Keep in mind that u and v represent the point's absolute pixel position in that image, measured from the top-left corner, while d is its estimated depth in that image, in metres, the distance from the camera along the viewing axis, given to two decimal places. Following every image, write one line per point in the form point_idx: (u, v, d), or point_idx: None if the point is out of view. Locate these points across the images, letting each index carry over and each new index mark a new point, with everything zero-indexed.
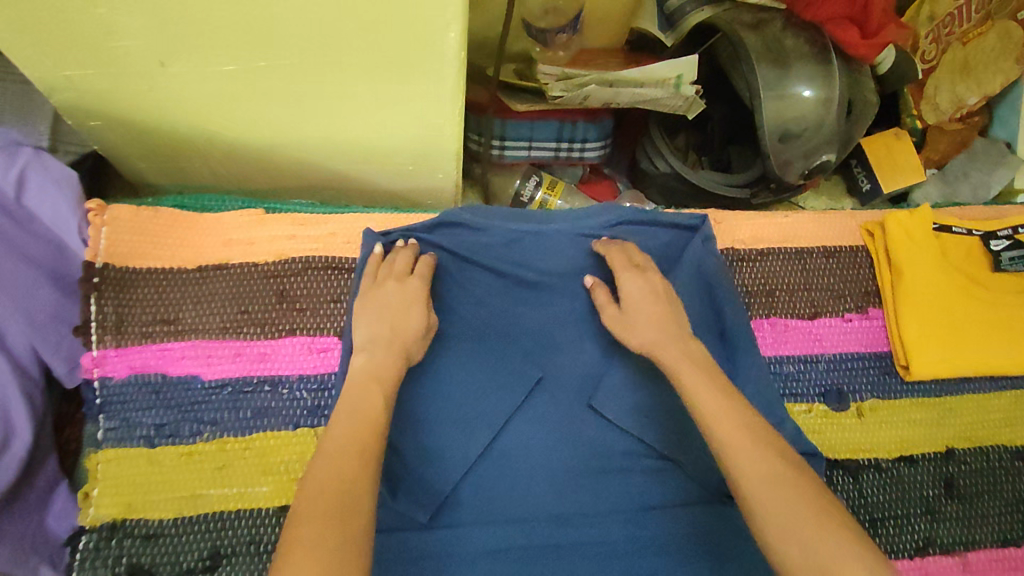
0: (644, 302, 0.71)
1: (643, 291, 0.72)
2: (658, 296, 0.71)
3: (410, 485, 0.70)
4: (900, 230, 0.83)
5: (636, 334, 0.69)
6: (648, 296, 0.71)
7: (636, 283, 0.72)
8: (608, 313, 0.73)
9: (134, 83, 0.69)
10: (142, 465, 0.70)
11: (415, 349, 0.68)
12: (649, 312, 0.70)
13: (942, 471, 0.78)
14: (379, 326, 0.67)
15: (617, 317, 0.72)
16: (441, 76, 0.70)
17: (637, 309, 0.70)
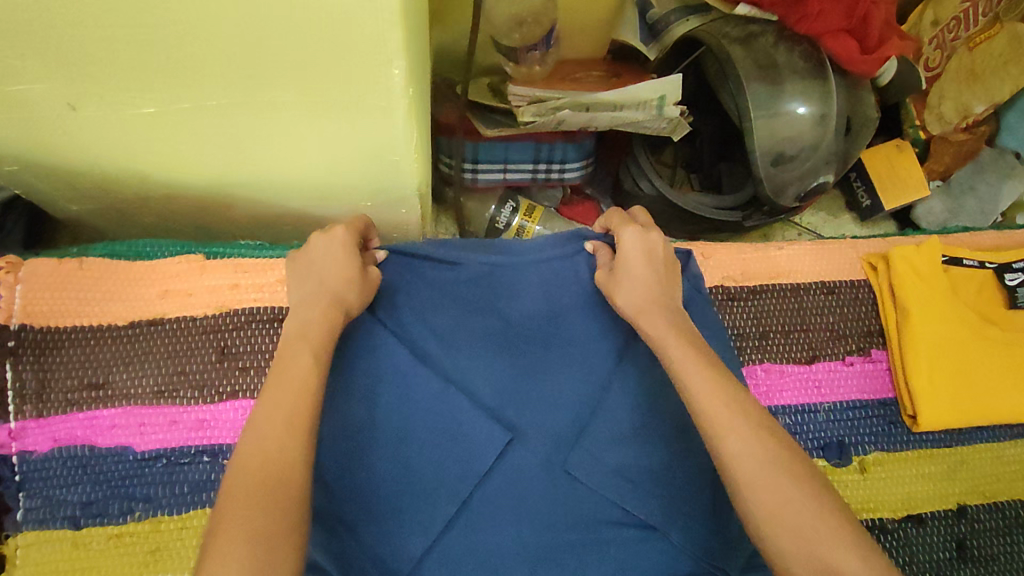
0: (636, 261, 0.66)
1: (637, 249, 0.67)
2: (652, 261, 0.66)
3: (364, 567, 0.62)
4: (905, 264, 0.76)
5: (625, 295, 0.65)
6: (641, 257, 0.66)
7: (632, 239, 0.67)
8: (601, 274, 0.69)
9: (48, 130, 0.65)
10: (67, 550, 0.64)
11: (349, 296, 0.61)
12: (641, 273, 0.65)
13: (954, 532, 0.71)
14: (309, 282, 0.61)
15: (608, 278, 0.68)
16: (389, 110, 0.64)
17: (629, 271, 0.66)
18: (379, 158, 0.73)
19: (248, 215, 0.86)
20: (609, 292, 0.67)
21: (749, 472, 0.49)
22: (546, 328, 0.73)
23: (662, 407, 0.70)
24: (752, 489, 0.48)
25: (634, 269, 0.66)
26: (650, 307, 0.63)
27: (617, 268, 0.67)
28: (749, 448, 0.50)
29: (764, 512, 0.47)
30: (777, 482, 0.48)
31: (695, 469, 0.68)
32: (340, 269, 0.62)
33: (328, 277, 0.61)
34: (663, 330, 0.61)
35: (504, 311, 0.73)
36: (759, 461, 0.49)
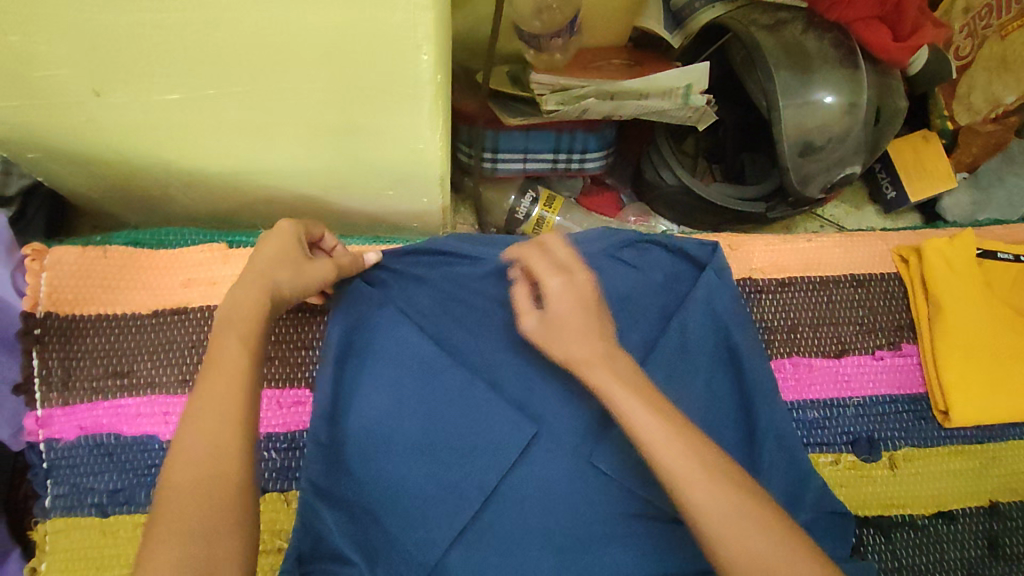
0: (565, 310, 0.57)
1: (569, 302, 0.58)
2: (587, 306, 0.58)
3: (391, 558, 0.62)
4: (938, 256, 0.74)
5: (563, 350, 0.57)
6: (573, 308, 0.58)
7: (561, 294, 0.58)
8: (534, 326, 0.59)
9: (69, 115, 0.65)
10: (96, 537, 0.64)
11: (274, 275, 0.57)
12: (576, 325, 0.57)
13: (986, 528, 0.70)
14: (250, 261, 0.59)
15: (543, 331, 0.59)
16: (415, 98, 0.63)
17: (562, 323, 0.57)
18: (404, 148, 0.72)
19: (266, 205, 0.85)
20: (550, 344, 0.58)
21: (719, 513, 0.46)
22: None
23: (689, 400, 0.69)
24: (720, 526, 0.46)
25: (567, 319, 0.57)
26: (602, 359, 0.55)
27: (548, 321, 0.58)
28: (720, 492, 0.47)
29: (744, 553, 0.45)
30: (749, 522, 0.45)
31: None
32: (273, 254, 0.58)
33: (261, 265, 0.57)
34: (599, 368, 0.55)
35: None
36: (730, 503, 0.46)
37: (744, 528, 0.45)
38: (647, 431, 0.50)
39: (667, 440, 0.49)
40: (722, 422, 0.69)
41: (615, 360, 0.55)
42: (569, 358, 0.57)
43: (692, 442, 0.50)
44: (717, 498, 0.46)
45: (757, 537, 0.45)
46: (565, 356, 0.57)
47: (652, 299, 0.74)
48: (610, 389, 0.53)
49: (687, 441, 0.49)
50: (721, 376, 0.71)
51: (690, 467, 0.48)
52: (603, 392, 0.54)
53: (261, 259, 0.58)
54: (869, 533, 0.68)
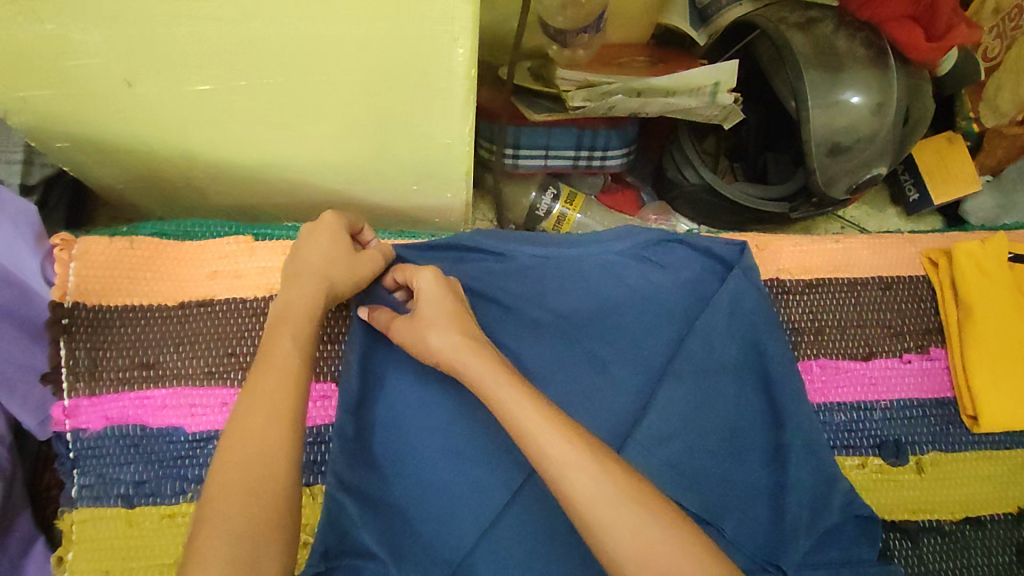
0: (430, 297, 0.60)
1: (433, 289, 0.61)
2: (451, 292, 0.61)
3: (416, 553, 0.62)
4: (969, 260, 0.74)
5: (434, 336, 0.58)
6: (439, 295, 0.60)
7: (425, 286, 0.61)
8: (399, 322, 0.61)
9: (99, 105, 0.65)
10: (121, 528, 0.64)
11: (335, 274, 0.61)
12: (436, 312, 0.59)
13: (1013, 536, 0.69)
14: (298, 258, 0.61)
15: (407, 325, 0.61)
16: (447, 92, 0.63)
17: (425, 307, 0.60)
18: (431, 142, 0.71)
19: (289, 199, 0.85)
20: (416, 337, 0.59)
21: (595, 502, 0.46)
22: (593, 317, 0.72)
23: (715, 399, 0.69)
24: (595, 513, 0.46)
25: (427, 305, 0.60)
26: (459, 344, 0.57)
27: (415, 313, 0.60)
28: (588, 481, 0.47)
29: (617, 546, 0.45)
30: (650, 519, 0.46)
31: (743, 462, 0.67)
32: (328, 253, 0.61)
33: (318, 265, 0.60)
34: (449, 350, 0.57)
35: (553, 301, 0.72)
36: (598, 490, 0.47)
37: (616, 517, 0.46)
38: (508, 413, 0.52)
39: (538, 424, 0.50)
40: (749, 423, 0.69)
41: (477, 346, 0.57)
42: (433, 349, 0.58)
43: (564, 425, 0.50)
44: (609, 499, 0.47)
45: (664, 534, 0.46)
46: (429, 345, 0.58)
47: (678, 297, 0.73)
48: (467, 374, 0.56)
49: (564, 429, 0.50)
50: (748, 377, 0.70)
51: (558, 448, 0.49)
52: (465, 377, 0.56)
53: (313, 256, 0.61)
54: (895, 537, 0.68)
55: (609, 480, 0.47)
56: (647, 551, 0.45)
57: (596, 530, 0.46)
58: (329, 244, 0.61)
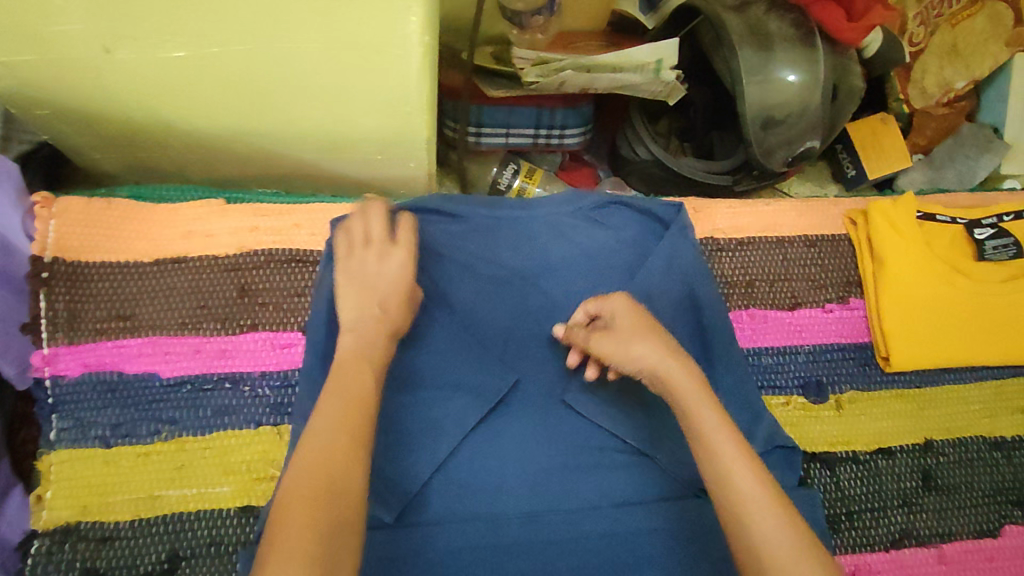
0: (625, 316, 0.64)
1: (628, 308, 0.65)
2: (642, 314, 0.65)
3: (377, 484, 0.67)
4: (883, 217, 0.81)
5: (633, 357, 0.60)
6: (633, 315, 0.64)
7: (622, 302, 0.65)
8: (598, 341, 0.64)
9: (78, 71, 0.68)
10: (99, 467, 0.67)
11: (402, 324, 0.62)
12: (634, 326, 0.63)
13: (920, 462, 0.76)
14: (368, 303, 0.61)
15: (609, 341, 0.63)
16: (405, 59, 0.67)
17: (620, 324, 0.63)
18: (392, 112, 0.76)
19: (262, 169, 0.89)
20: (619, 351, 0.61)
21: (781, 555, 0.47)
22: (545, 271, 0.78)
23: None
24: (779, 564, 0.47)
25: (625, 323, 0.63)
26: (665, 361, 0.59)
27: (613, 331, 0.63)
28: (777, 530, 0.49)
29: None
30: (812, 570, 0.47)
31: None
32: (399, 290, 0.62)
33: (384, 302, 0.62)
34: (650, 363, 0.59)
35: (507, 259, 0.78)
36: (777, 526, 0.49)
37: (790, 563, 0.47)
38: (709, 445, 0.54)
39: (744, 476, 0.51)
40: None
41: (676, 361, 0.59)
42: (637, 360, 0.60)
43: (755, 465, 0.53)
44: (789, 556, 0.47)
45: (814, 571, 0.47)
46: (632, 355, 0.60)
47: (622, 255, 0.80)
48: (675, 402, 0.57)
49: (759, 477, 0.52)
50: (684, 326, 0.77)
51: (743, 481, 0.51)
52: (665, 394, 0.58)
53: (378, 280, 0.62)
54: (816, 467, 0.74)
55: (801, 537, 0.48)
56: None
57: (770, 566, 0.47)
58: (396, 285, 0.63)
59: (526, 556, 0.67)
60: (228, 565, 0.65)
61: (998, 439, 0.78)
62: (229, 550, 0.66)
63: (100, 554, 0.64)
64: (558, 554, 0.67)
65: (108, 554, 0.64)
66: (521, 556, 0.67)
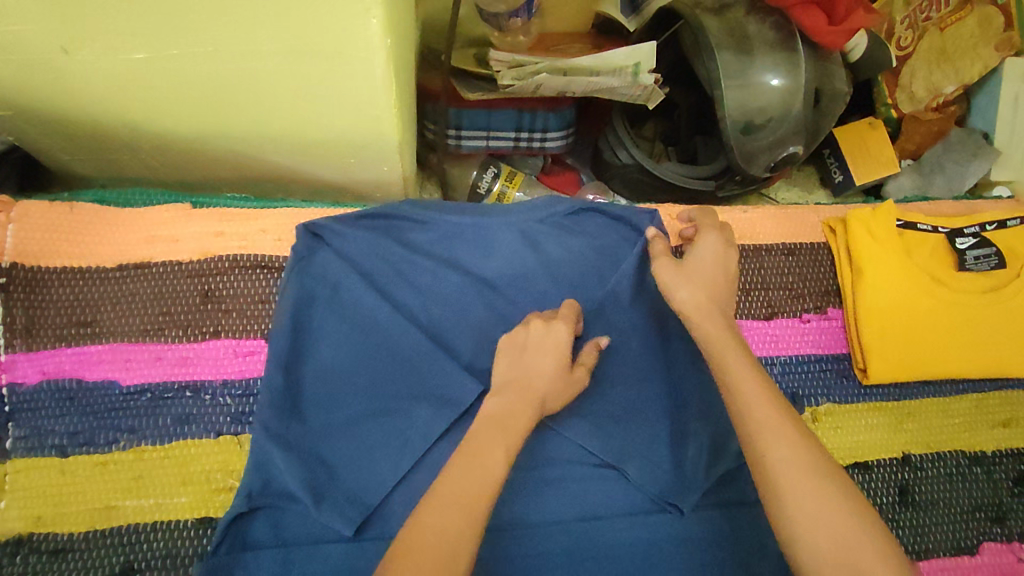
0: (705, 257, 0.67)
1: (712, 253, 0.68)
2: (723, 263, 0.68)
3: (337, 496, 0.66)
4: (861, 226, 0.80)
5: (683, 291, 0.64)
6: (715, 260, 0.67)
7: (709, 245, 0.69)
8: (662, 262, 0.67)
9: (37, 72, 0.66)
10: (55, 476, 0.66)
11: (547, 396, 0.61)
12: (702, 270, 0.66)
13: (896, 477, 0.74)
14: (520, 368, 0.61)
15: (671, 268, 0.66)
16: (369, 63, 0.65)
17: (695, 260, 0.67)
18: (360, 115, 0.74)
19: (234, 172, 0.88)
20: (667, 283, 0.65)
21: (781, 466, 0.50)
22: (515, 279, 0.77)
23: (625, 355, 0.74)
24: (778, 475, 0.49)
25: (700, 263, 0.67)
26: (704, 305, 0.62)
27: (683, 262, 0.67)
28: (781, 449, 0.50)
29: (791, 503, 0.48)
30: (816, 492, 0.48)
31: (653, 414, 0.72)
32: (551, 361, 0.62)
33: (534, 369, 0.62)
34: (694, 305, 0.63)
35: (477, 266, 0.77)
36: (785, 452, 0.50)
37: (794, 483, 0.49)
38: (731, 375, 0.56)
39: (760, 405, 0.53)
40: (659, 376, 0.74)
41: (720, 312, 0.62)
42: (680, 296, 0.63)
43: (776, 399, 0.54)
44: (795, 480, 0.49)
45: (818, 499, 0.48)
46: (680, 288, 0.64)
47: (595, 263, 0.78)
48: (701, 333, 0.61)
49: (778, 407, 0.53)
50: (655, 336, 0.76)
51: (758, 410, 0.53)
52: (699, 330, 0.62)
53: (540, 349, 0.63)
54: None
55: (803, 456, 0.50)
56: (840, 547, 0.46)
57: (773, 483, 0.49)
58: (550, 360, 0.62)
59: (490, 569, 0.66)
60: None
61: (977, 454, 0.76)
62: (186, 563, 0.65)
63: (52, 566, 0.63)
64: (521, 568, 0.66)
65: (61, 566, 0.63)
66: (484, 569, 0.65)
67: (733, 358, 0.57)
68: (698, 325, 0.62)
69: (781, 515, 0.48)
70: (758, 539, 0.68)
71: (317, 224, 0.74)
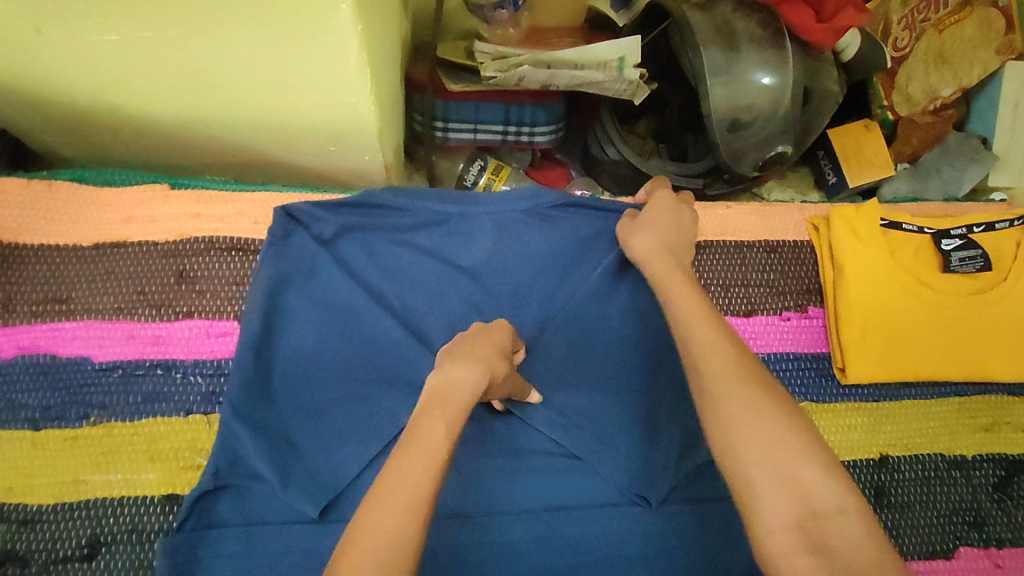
0: (658, 210, 0.71)
1: (665, 205, 0.71)
2: (678, 217, 0.71)
3: (302, 478, 0.65)
4: (845, 223, 0.78)
5: (636, 242, 0.68)
6: (666, 210, 0.71)
7: (662, 198, 0.72)
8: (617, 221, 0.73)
9: (17, 52, 0.68)
10: (26, 450, 0.67)
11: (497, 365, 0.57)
12: (655, 221, 0.70)
13: (873, 478, 0.73)
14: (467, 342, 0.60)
15: (625, 226, 0.72)
16: (340, 45, 0.65)
17: (648, 214, 0.71)
18: (337, 100, 0.74)
19: (218, 156, 0.89)
20: (625, 237, 0.71)
21: (715, 376, 0.51)
22: (492, 269, 0.76)
23: (596, 345, 0.74)
24: (710, 381, 0.51)
25: (651, 215, 0.71)
26: (655, 251, 0.66)
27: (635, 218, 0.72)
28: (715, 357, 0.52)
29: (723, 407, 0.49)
30: (747, 394, 0.49)
31: (623, 406, 0.71)
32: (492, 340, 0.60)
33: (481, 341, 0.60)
34: (647, 251, 0.67)
35: (453, 255, 0.77)
36: (719, 360, 0.52)
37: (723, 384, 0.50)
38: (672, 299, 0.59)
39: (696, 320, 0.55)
40: (631, 368, 0.73)
41: (670, 253, 0.66)
42: (633, 244, 0.68)
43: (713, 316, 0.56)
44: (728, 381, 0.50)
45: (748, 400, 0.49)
46: (634, 240, 0.69)
47: (573, 255, 0.77)
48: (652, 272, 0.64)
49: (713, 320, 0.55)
50: (629, 327, 0.75)
51: (695, 326, 0.55)
52: (651, 269, 0.65)
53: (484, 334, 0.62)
54: None
55: (734, 361, 0.51)
56: (768, 456, 0.46)
57: (707, 390, 0.51)
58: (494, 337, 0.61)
59: (454, 558, 0.64)
60: (149, 552, 0.64)
61: (958, 457, 0.74)
62: (152, 538, 0.65)
63: (20, 537, 0.63)
64: (485, 557, 0.65)
65: (28, 537, 0.63)
66: (450, 558, 0.64)
67: (678, 288, 0.60)
68: (649, 267, 0.65)
69: (713, 413, 0.50)
70: (730, 534, 0.67)
71: (290, 208, 0.73)
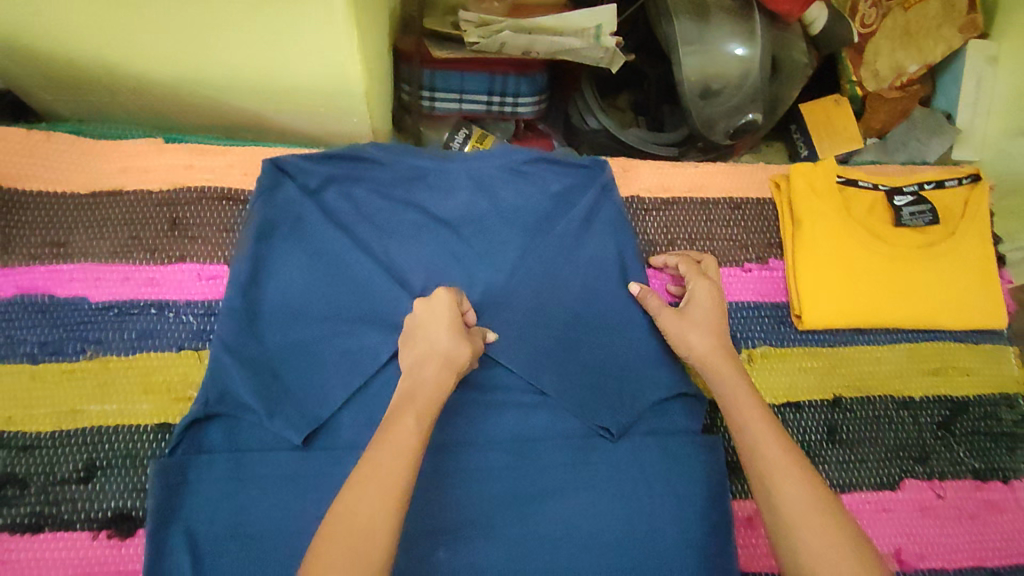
0: (704, 303, 0.73)
1: (709, 292, 0.74)
2: (721, 309, 0.73)
3: (287, 409, 0.69)
4: (804, 179, 0.83)
5: (692, 341, 0.69)
6: (712, 301, 0.73)
7: (703, 285, 0.74)
8: (666, 313, 0.73)
9: (20, 9, 0.71)
10: (25, 381, 0.70)
11: (460, 353, 0.61)
12: (704, 319, 0.71)
13: (826, 417, 0.77)
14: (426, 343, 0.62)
15: (675, 318, 0.72)
16: (330, 7, 0.68)
17: (695, 310, 0.72)
18: (326, 61, 0.78)
19: (210, 116, 0.93)
20: (676, 333, 0.71)
21: (794, 507, 0.54)
22: (469, 219, 0.81)
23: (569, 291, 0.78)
24: (788, 511, 0.54)
25: (698, 309, 0.72)
26: (715, 357, 0.68)
27: (681, 312, 0.72)
28: (794, 486, 0.55)
29: (798, 532, 0.53)
30: (819, 519, 0.53)
31: (593, 348, 0.76)
32: (445, 317, 0.64)
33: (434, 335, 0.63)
34: (705, 352, 0.68)
35: (433, 205, 0.81)
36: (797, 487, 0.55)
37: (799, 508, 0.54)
38: (743, 420, 0.62)
39: (770, 447, 0.58)
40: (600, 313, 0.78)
41: (727, 352, 0.68)
42: (691, 343, 0.69)
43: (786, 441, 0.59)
44: (797, 503, 0.54)
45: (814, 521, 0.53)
46: (689, 339, 0.69)
47: (547, 208, 0.82)
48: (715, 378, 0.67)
49: (781, 439, 0.59)
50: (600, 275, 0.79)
51: (769, 450, 0.58)
52: (711, 373, 0.67)
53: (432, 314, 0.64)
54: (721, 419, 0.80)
55: (804, 484, 0.55)
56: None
57: (783, 517, 0.54)
58: (444, 317, 0.64)
59: (428, 483, 0.68)
60: (142, 476, 0.68)
61: (907, 399, 0.79)
62: (145, 462, 0.69)
63: (20, 461, 0.67)
64: (457, 483, 0.69)
65: (28, 461, 0.67)
66: (425, 483, 0.68)
67: (747, 403, 0.63)
68: (711, 374, 0.67)
69: (790, 539, 0.53)
70: (691, 464, 0.72)
71: (280, 160, 0.78)
